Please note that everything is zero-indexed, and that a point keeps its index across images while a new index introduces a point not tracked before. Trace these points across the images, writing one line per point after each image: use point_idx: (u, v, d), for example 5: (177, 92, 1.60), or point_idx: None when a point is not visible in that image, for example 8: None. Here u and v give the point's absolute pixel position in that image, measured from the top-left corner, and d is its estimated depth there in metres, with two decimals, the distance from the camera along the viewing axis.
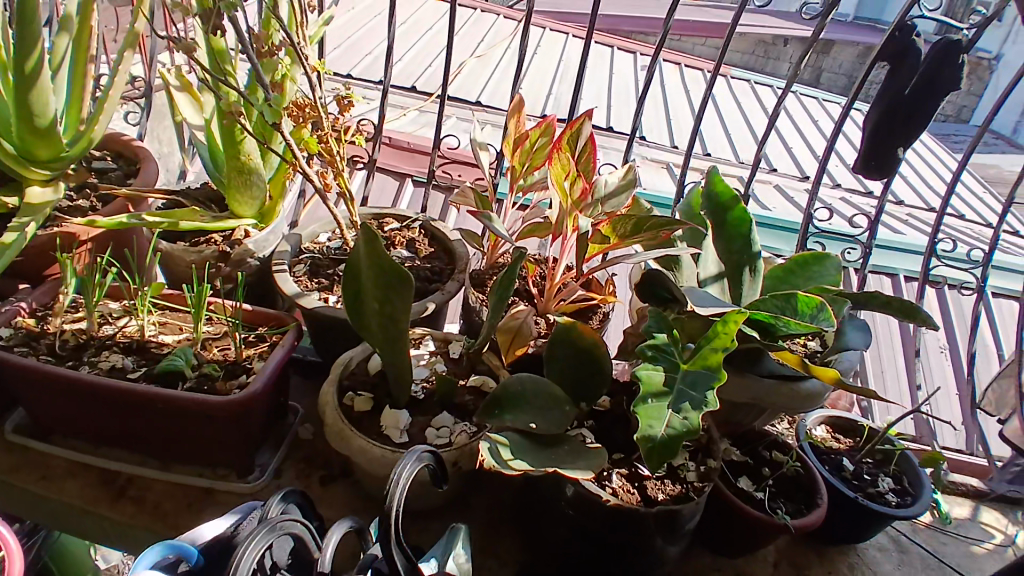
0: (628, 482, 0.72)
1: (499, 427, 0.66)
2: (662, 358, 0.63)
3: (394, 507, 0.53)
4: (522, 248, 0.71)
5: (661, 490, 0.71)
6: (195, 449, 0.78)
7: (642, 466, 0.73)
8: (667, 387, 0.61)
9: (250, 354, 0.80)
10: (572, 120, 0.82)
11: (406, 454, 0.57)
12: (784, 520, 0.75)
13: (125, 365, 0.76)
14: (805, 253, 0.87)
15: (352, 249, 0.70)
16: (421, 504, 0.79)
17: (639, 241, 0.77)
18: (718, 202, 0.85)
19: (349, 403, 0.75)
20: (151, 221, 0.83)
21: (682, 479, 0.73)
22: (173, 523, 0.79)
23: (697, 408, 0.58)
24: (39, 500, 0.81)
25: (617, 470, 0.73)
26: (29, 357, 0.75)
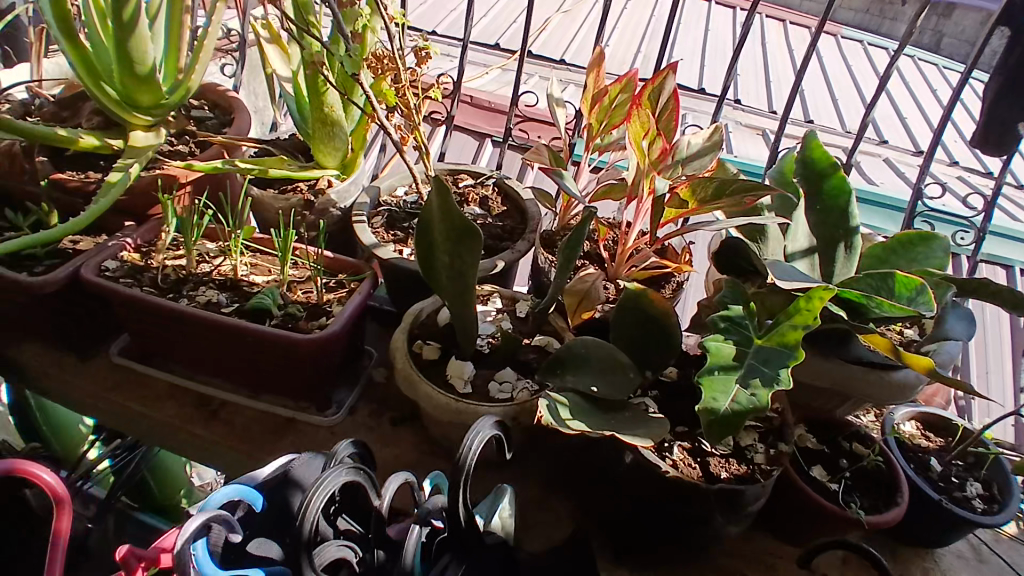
0: (689, 456, 0.70)
1: (560, 388, 0.66)
2: (735, 332, 0.60)
3: (462, 470, 0.57)
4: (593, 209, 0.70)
5: (725, 468, 0.69)
6: (281, 382, 0.85)
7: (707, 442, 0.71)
8: (737, 361, 0.58)
9: (330, 299, 0.84)
10: (655, 74, 0.78)
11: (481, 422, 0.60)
12: (858, 514, 0.72)
13: (219, 300, 0.82)
14: (909, 232, 0.79)
15: (425, 203, 0.71)
16: (482, 456, 0.81)
17: (720, 208, 0.72)
18: (814, 167, 0.77)
19: (417, 350, 0.77)
20: (244, 168, 0.87)
21: (749, 459, 0.70)
22: (257, 446, 0.86)
23: (768, 385, 0.55)
24: (143, 415, 0.90)
25: (679, 442, 0.71)
26: (136, 287, 0.82)
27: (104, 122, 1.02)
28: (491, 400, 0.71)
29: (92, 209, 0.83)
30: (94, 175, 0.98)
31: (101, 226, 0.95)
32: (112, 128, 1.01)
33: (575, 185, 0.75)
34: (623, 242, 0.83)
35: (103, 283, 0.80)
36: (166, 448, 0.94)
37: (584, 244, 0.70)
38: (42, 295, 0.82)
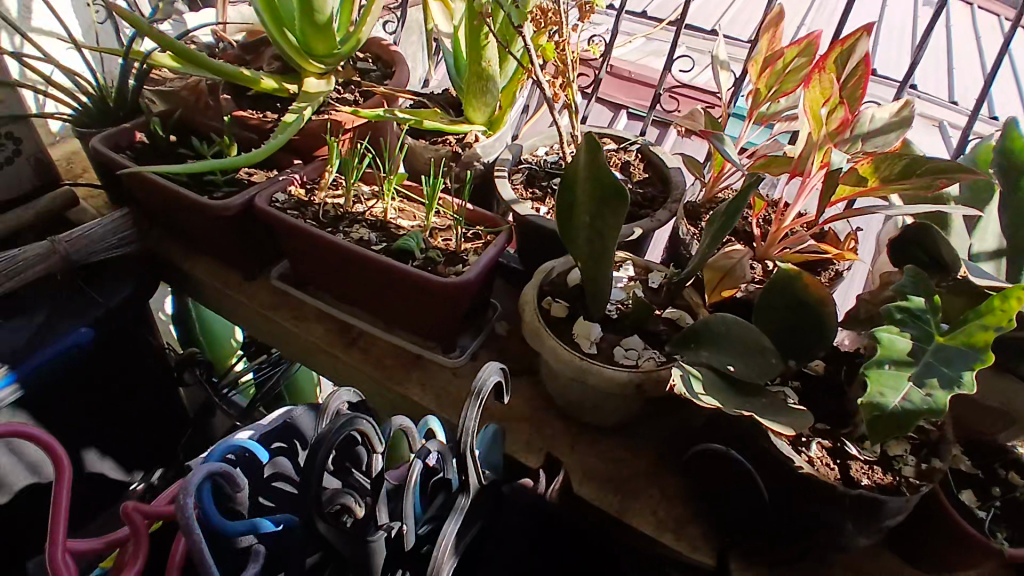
0: (828, 455, 0.66)
1: (691, 362, 0.64)
2: (913, 327, 0.54)
3: (470, 412, 0.58)
4: (756, 176, 0.66)
5: (867, 475, 0.64)
6: (412, 319, 0.91)
7: (851, 445, 0.66)
8: (912, 358, 0.52)
9: (467, 248, 0.88)
10: (843, 37, 0.72)
11: (487, 370, 0.61)
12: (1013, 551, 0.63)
13: (370, 238, 0.88)
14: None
15: (572, 160, 0.71)
16: (595, 420, 0.81)
17: (902, 190, 0.66)
18: (1014, 162, 0.66)
19: (546, 307, 0.78)
20: (402, 118, 0.92)
21: (896, 470, 0.65)
22: (387, 376, 0.92)
23: (947, 387, 0.50)
24: (292, 334, 1.00)
25: (819, 440, 0.67)
26: (300, 219, 0.91)
27: (283, 68, 1.12)
28: (615, 364, 0.70)
29: (269, 145, 0.92)
30: (271, 114, 1.09)
31: (273, 162, 1.05)
32: (289, 73, 1.10)
33: (735, 152, 0.72)
34: (779, 220, 0.79)
35: (273, 212, 0.90)
36: (307, 366, 1.04)
37: (742, 216, 0.66)
38: (223, 217, 0.94)
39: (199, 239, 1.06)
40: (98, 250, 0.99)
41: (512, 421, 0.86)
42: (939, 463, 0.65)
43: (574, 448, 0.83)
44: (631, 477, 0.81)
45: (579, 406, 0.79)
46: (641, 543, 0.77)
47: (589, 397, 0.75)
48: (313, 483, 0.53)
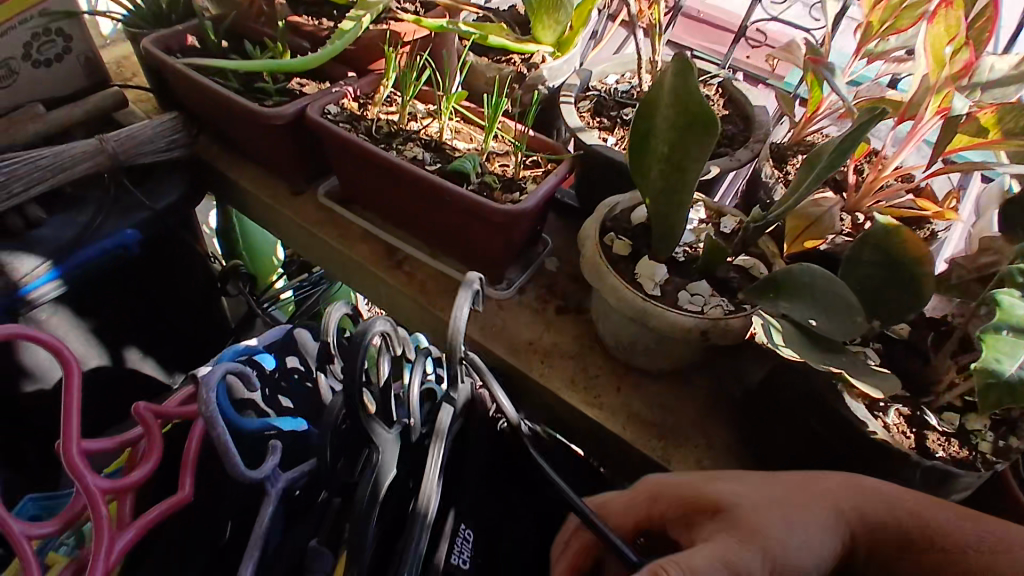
0: (905, 423, 0.62)
1: (770, 312, 0.60)
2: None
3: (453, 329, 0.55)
4: (877, 113, 0.57)
5: (943, 448, 0.60)
6: (463, 247, 0.87)
7: (931, 415, 0.62)
8: None
9: (526, 176, 0.83)
10: None
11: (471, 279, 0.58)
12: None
13: (424, 158, 0.84)
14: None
15: (656, 81, 0.64)
16: (646, 365, 0.78)
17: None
18: None
19: (607, 244, 0.73)
20: (465, 30, 0.85)
21: (972, 446, 0.60)
22: (433, 303, 0.90)
23: None
24: (337, 253, 0.98)
25: (896, 406, 0.63)
26: (351, 132, 0.87)
27: None
28: (680, 309, 0.65)
29: (326, 50, 0.87)
30: (328, 23, 1.04)
31: (326, 73, 1.00)
32: None
33: (842, 83, 0.71)
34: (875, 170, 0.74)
35: (324, 123, 0.85)
36: (351, 287, 1.02)
37: (852, 156, 0.57)
38: (274, 126, 0.90)
39: (248, 149, 1.03)
40: (146, 151, 0.97)
41: (558, 358, 0.83)
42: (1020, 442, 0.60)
43: (621, 392, 0.80)
44: (678, 426, 0.77)
45: (631, 350, 0.75)
46: None
47: (645, 339, 0.71)
48: (357, 396, 0.49)
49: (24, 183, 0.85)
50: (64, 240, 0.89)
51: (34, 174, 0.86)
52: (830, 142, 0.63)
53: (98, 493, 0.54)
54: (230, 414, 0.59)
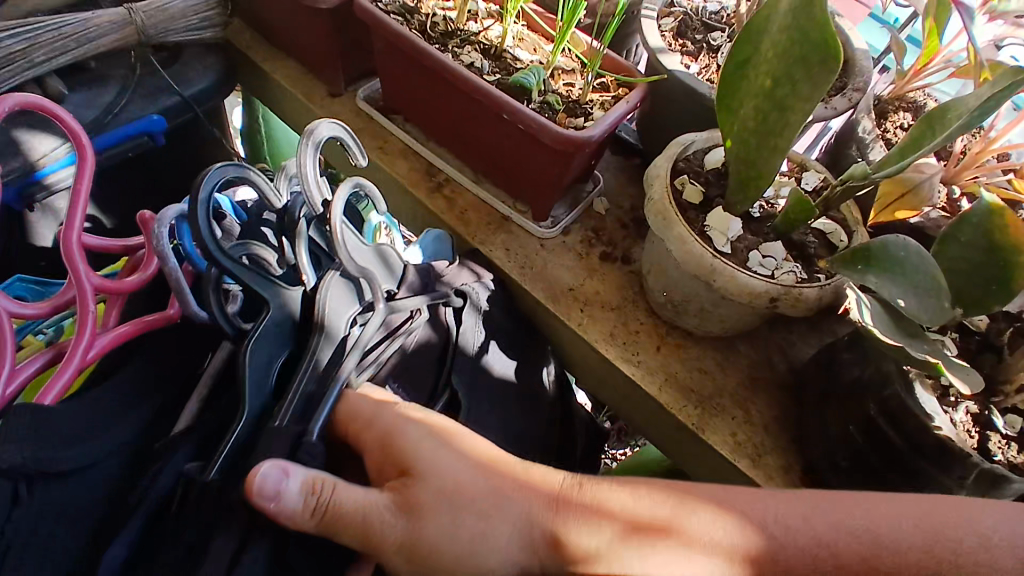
0: (971, 423, 0.57)
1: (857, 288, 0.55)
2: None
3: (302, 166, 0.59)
4: None
5: (1005, 452, 0.56)
6: (512, 171, 0.81)
7: (998, 416, 0.58)
8: None
9: (592, 100, 0.75)
10: None
11: (314, 125, 0.60)
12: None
13: (482, 66, 0.75)
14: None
15: (771, 2, 0.55)
16: (693, 324, 0.73)
17: None
18: None
19: (677, 188, 0.66)
20: None
21: None
22: (471, 233, 0.83)
23: None
24: (374, 167, 0.90)
25: (965, 404, 0.58)
26: (404, 27, 0.78)
27: None
28: (751, 270, 0.59)
29: None
30: None
31: None
32: None
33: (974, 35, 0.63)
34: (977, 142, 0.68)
35: (375, 13, 0.76)
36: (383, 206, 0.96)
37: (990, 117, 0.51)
38: (319, 11, 0.82)
39: (287, 38, 0.94)
40: (177, 29, 0.89)
41: (600, 307, 0.78)
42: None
43: (665, 351, 0.76)
44: (720, 393, 0.73)
45: (682, 307, 0.70)
46: (709, 461, 0.72)
47: (702, 297, 0.66)
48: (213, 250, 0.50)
49: (46, 52, 0.79)
50: (86, 118, 0.82)
51: (59, 44, 0.80)
52: (963, 100, 0.55)
53: (89, 291, 0.59)
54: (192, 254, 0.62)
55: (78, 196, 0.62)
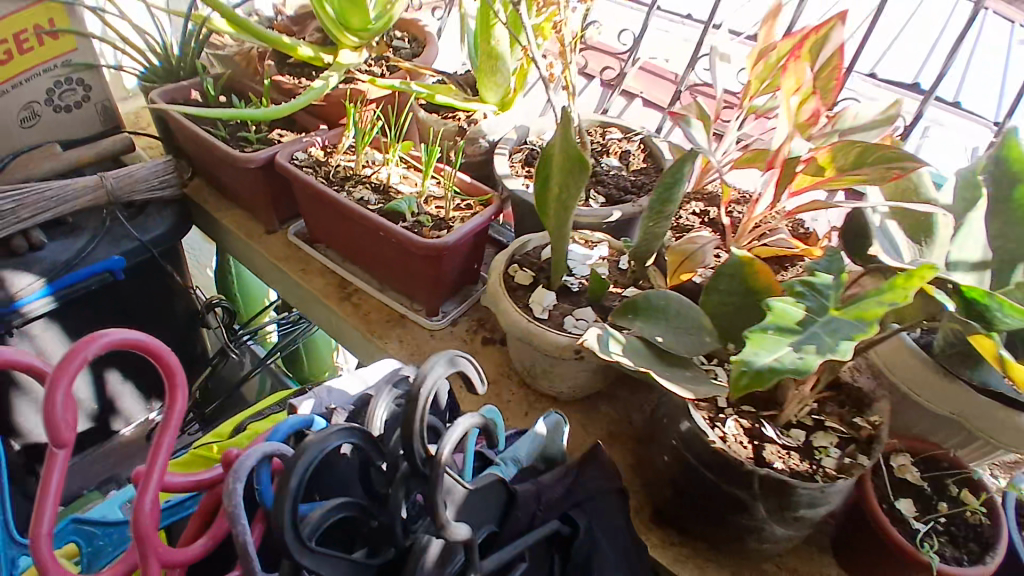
0: (745, 436, 0.63)
1: (619, 329, 0.63)
2: (811, 299, 0.49)
3: (413, 416, 0.47)
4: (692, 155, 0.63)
5: (782, 459, 0.61)
6: (405, 279, 0.98)
7: (768, 426, 0.64)
8: (802, 327, 0.47)
9: (455, 217, 0.94)
10: (818, 23, 0.66)
11: (430, 363, 0.49)
12: (932, 560, 0.62)
13: (369, 199, 0.95)
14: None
15: (551, 138, 0.75)
16: (548, 387, 0.85)
17: (863, 177, 0.62)
18: (1005, 172, 0.74)
19: (512, 273, 0.82)
20: (416, 90, 0.99)
21: (815, 460, 0.62)
22: (372, 329, 0.99)
23: (824, 354, 0.45)
24: (296, 283, 1.08)
25: (737, 418, 0.64)
26: (312, 176, 0.99)
27: (322, 40, 1.16)
28: (561, 330, 0.73)
29: (288, 106, 1.01)
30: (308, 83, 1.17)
31: (299, 124, 1.14)
32: (326, 45, 1.15)
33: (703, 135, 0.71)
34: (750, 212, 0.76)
35: (289, 168, 0.98)
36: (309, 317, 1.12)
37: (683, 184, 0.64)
38: (249, 169, 1.04)
39: (233, 190, 1.17)
40: (139, 190, 1.10)
41: (477, 382, 0.91)
42: (865, 460, 0.62)
43: (532, 415, 0.87)
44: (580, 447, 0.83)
45: (533, 371, 0.83)
46: None
47: (539, 358, 0.79)
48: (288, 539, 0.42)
49: (31, 210, 1.00)
50: (60, 259, 1.03)
51: (43, 204, 1.01)
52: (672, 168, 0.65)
53: (153, 569, 0.51)
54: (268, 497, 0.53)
55: (157, 450, 0.52)
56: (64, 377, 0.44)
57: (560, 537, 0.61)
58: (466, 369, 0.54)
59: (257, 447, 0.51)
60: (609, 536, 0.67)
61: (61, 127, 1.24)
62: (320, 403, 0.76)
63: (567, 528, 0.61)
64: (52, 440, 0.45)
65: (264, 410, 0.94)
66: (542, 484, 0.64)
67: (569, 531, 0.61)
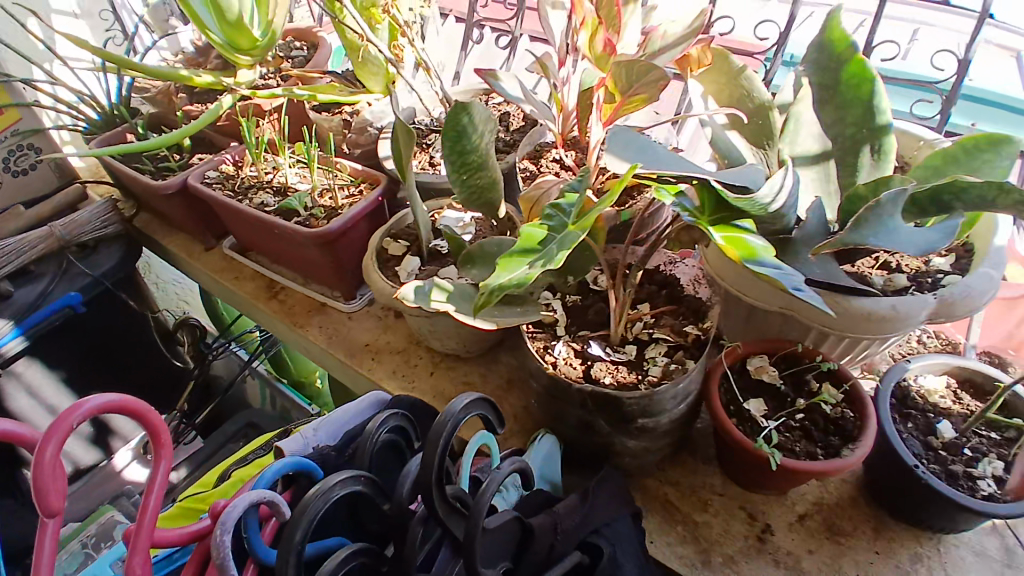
0: (576, 357, 0.67)
1: (444, 278, 0.68)
2: (555, 221, 0.53)
3: (430, 459, 0.55)
4: (467, 101, 0.62)
5: (610, 374, 0.65)
6: (316, 271, 1.05)
7: (595, 345, 0.68)
8: (543, 246, 0.52)
9: (345, 204, 1.00)
10: None
11: (454, 404, 0.57)
12: (772, 456, 0.62)
13: (268, 202, 1.02)
14: (980, 134, 0.72)
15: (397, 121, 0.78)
16: (444, 345, 0.91)
17: (643, 94, 0.63)
18: (830, 55, 0.69)
19: (385, 247, 0.87)
20: (295, 94, 1.03)
21: (644, 370, 0.66)
22: (296, 320, 1.06)
23: (545, 264, 0.50)
24: (231, 290, 1.16)
25: (569, 342, 0.69)
26: (219, 190, 1.06)
27: (223, 63, 1.24)
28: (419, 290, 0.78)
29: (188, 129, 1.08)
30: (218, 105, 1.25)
31: (215, 145, 1.22)
32: (226, 68, 1.22)
33: (513, 86, 0.74)
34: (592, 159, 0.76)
35: (197, 187, 1.06)
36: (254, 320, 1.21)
37: (470, 134, 0.64)
38: (167, 195, 1.11)
39: (169, 217, 1.26)
40: (87, 231, 1.22)
41: (389, 353, 0.97)
42: (691, 364, 0.65)
43: (439, 376, 0.93)
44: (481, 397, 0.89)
45: (425, 331, 0.89)
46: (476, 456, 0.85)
47: (421, 319, 0.85)
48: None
49: None
50: (26, 302, 1.15)
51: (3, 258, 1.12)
52: (468, 122, 0.63)
53: None
54: (258, 543, 0.59)
55: (144, 510, 0.58)
56: (50, 441, 0.49)
57: (581, 566, 0.63)
58: (481, 410, 0.62)
59: (256, 493, 0.57)
60: (629, 555, 0.66)
61: (21, 188, 1.36)
62: (307, 443, 0.78)
63: (586, 558, 0.62)
64: (44, 509, 0.51)
65: (250, 454, 1.03)
66: (557, 516, 0.65)
67: (589, 563, 0.62)
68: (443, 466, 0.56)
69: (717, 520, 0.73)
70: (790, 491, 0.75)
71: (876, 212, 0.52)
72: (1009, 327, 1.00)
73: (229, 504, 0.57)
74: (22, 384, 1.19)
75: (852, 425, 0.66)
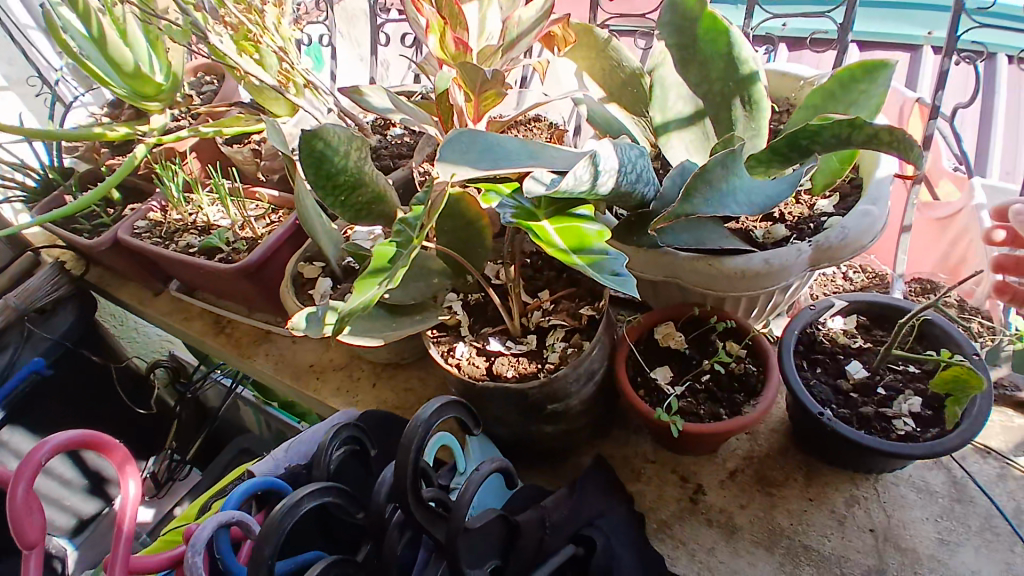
0: (478, 355, 0.69)
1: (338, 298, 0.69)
2: (403, 235, 0.57)
3: (404, 466, 0.55)
4: (323, 126, 0.61)
5: (512, 367, 0.67)
6: (252, 301, 1.07)
7: (495, 341, 0.70)
8: (392, 263, 0.55)
9: (265, 234, 1.01)
10: None
11: (425, 407, 0.56)
12: (672, 424, 0.63)
13: (192, 243, 1.04)
14: (855, 64, 0.68)
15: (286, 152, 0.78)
16: (378, 356, 0.93)
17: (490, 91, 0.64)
18: (684, 13, 0.66)
19: (300, 271, 0.89)
20: (202, 132, 1.03)
21: (544, 359, 0.68)
22: (243, 351, 1.09)
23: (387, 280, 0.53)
24: (182, 331, 1.19)
25: (471, 342, 0.70)
26: (145, 239, 1.08)
27: (135, 112, 1.24)
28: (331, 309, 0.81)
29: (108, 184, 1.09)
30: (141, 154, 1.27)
31: (144, 194, 1.24)
32: (138, 116, 1.23)
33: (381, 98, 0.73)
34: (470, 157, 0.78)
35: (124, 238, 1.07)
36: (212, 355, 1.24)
37: (331, 157, 0.64)
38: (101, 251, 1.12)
39: (115, 269, 1.28)
40: (40, 297, 1.24)
41: (332, 370, 1.00)
42: (586, 345, 0.67)
43: (383, 386, 0.95)
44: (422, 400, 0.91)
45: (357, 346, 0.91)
46: None
47: None
48: None
49: None
50: None
51: None
52: (327, 147, 0.64)
53: None
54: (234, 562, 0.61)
55: (118, 541, 0.61)
56: (22, 479, 0.58)
57: (577, 559, 0.64)
58: (456, 410, 0.61)
59: (223, 513, 0.59)
60: (626, 545, 0.67)
61: None
62: (278, 464, 0.75)
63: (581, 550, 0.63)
64: (22, 544, 0.59)
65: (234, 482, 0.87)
66: (546, 510, 0.68)
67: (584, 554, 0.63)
68: (415, 471, 0.56)
69: (651, 487, 0.76)
70: (719, 449, 0.77)
71: (707, 178, 0.53)
72: (945, 248, 0.99)
73: (198, 527, 0.59)
74: (11, 452, 1.24)
75: (758, 379, 0.68)
